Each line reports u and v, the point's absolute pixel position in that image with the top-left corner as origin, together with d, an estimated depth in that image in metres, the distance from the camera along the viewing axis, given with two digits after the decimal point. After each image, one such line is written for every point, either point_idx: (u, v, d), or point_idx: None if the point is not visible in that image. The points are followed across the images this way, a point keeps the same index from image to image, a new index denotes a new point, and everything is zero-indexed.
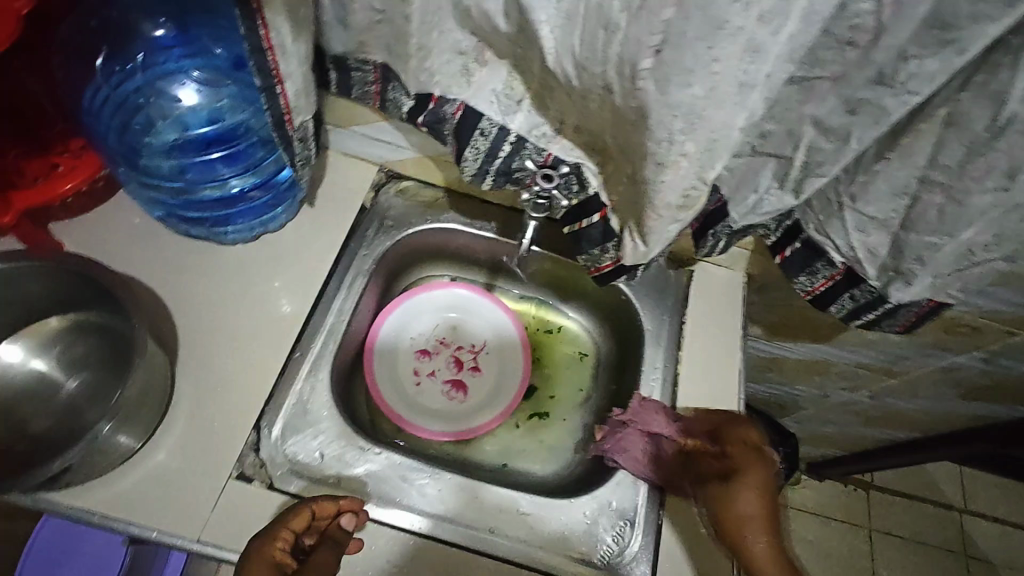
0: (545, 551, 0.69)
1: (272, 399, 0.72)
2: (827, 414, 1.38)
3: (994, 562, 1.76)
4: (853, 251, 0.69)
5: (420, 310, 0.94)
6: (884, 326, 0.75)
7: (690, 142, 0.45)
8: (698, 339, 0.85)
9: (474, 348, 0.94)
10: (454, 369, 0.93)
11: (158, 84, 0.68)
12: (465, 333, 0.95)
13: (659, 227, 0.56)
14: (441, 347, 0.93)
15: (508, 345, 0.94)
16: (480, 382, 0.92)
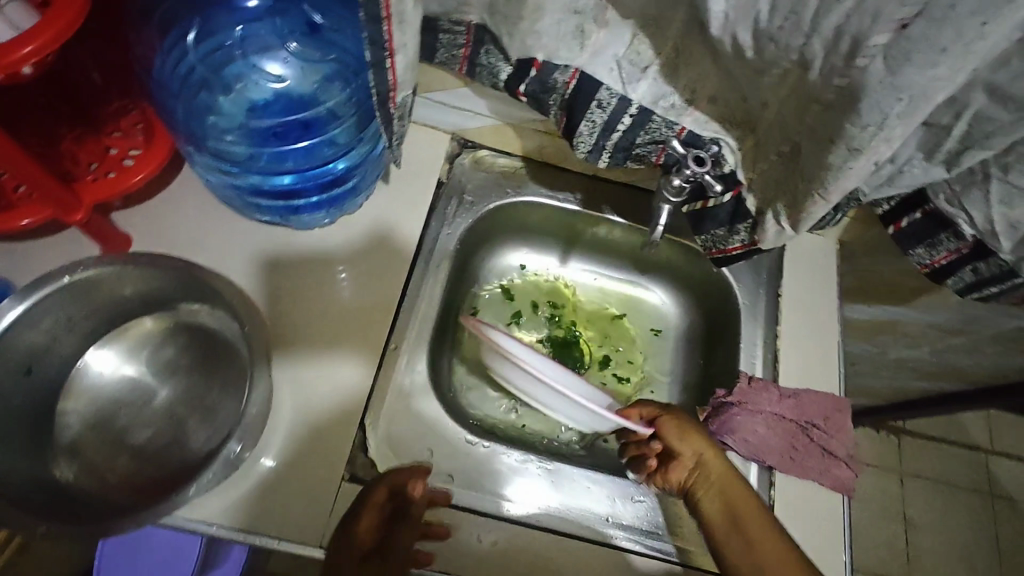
0: (668, 535, 0.68)
1: (374, 394, 0.69)
2: (880, 370, 1.37)
3: (1020, 501, 1.81)
4: (989, 225, 0.64)
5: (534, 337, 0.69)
6: (1004, 298, 0.72)
7: (903, 128, 0.40)
8: (796, 314, 0.82)
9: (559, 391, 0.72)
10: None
11: (251, 58, 0.63)
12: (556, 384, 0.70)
13: (820, 215, 0.51)
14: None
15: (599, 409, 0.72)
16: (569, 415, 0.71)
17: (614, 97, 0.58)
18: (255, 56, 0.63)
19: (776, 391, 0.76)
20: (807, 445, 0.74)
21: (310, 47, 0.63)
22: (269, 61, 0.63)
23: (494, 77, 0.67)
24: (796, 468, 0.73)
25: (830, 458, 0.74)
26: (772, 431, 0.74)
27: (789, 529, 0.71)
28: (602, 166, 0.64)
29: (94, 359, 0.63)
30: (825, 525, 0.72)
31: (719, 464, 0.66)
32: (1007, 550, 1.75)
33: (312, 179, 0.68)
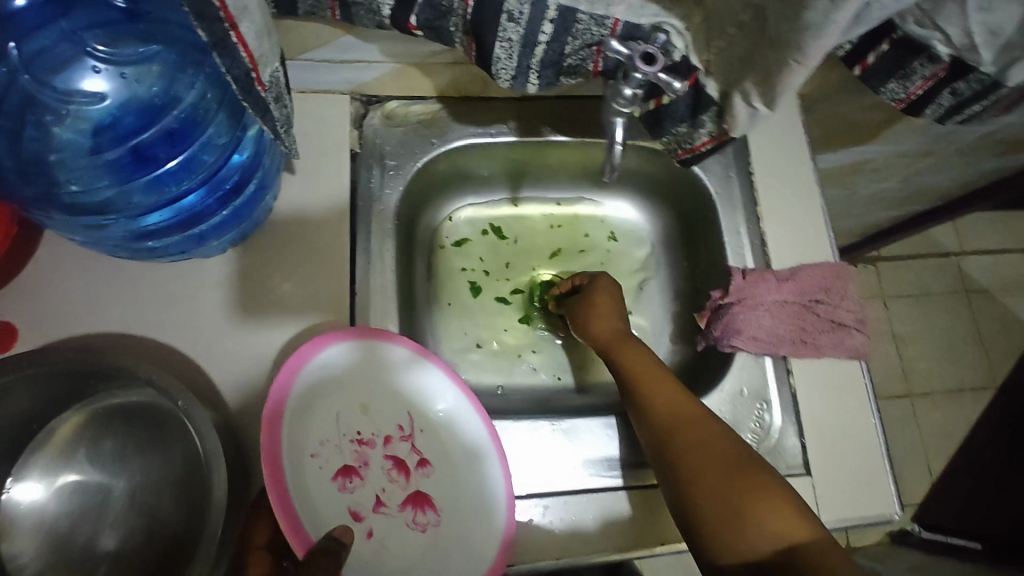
0: None
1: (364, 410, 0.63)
2: (852, 210, 1.35)
3: (992, 291, 1.89)
4: (967, 39, 0.57)
5: (387, 362, 0.63)
6: (985, 114, 0.66)
7: None
8: (774, 188, 0.76)
9: (404, 432, 0.64)
10: (400, 481, 0.62)
11: (57, 77, 0.50)
12: (381, 413, 0.63)
13: (797, 84, 0.44)
14: (360, 454, 0.61)
15: (475, 460, 0.64)
16: (435, 480, 0.63)
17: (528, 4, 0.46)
18: (67, 79, 0.50)
19: (774, 277, 0.71)
20: (817, 323, 0.70)
21: (125, 43, 0.51)
22: (88, 76, 0.51)
23: (376, 14, 0.53)
24: (809, 350, 0.69)
25: (840, 328, 0.70)
26: (779, 319, 0.70)
27: (817, 413, 0.68)
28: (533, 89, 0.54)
29: (19, 491, 0.53)
30: (854, 399, 0.69)
31: (702, 420, 0.60)
32: (989, 338, 1.85)
33: (205, 198, 0.56)
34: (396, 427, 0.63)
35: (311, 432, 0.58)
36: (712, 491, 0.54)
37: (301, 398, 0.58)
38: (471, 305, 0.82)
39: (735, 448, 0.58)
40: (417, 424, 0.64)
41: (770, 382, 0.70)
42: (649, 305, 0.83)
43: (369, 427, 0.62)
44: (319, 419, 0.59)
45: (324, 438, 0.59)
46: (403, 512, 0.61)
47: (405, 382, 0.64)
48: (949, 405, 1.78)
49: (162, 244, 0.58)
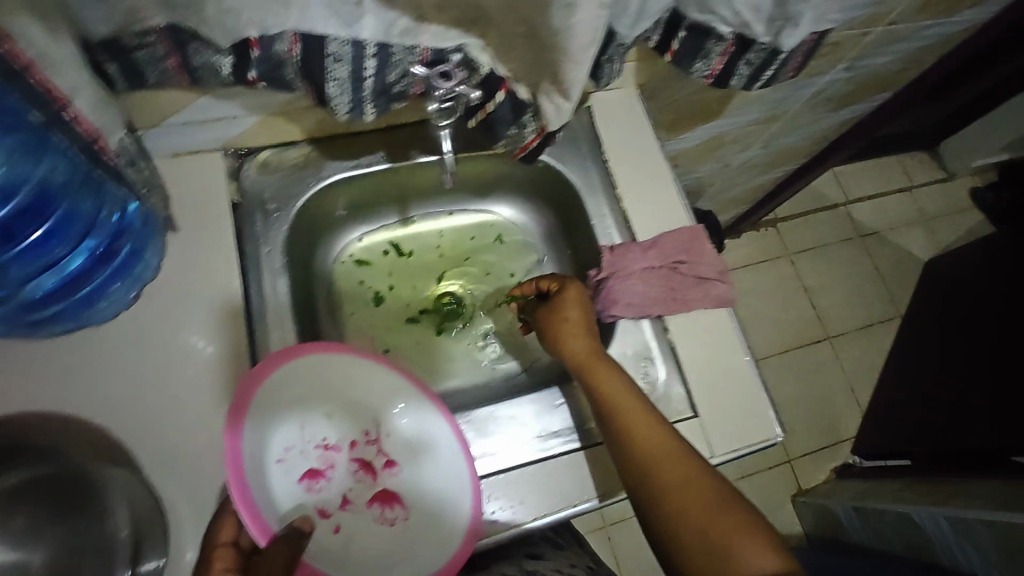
0: None
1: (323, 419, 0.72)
2: (732, 179, 1.48)
3: (882, 231, 2.07)
4: (738, 16, 0.67)
5: (346, 372, 0.72)
6: (779, 76, 0.77)
7: None
8: (628, 171, 0.85)
9: (371, 436, 0.74)
10: (367, 480, 0.72)
11: None
12: (347, 421, 0.73)
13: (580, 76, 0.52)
14: (326, 458, 0.71)
15: (437, 458, 0.72)
16: (399, 478, 0.73)
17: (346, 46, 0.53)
18: None
19: (638, 248, 0.79)
20: (683, 281, 0.79)
21: None
22: None
23: (219, 73, 0.59)
24: (679, 305, 0.78)
25: (703, 282, 0.79)
26: (648, 283, 0.78)
27: (698, 358, 0.76)
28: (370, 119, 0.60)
29: None
30: (728, 340, 0.77)
31: (671, 452, 0.64)
32: (887, 273, 2.02)
33: (81, 265, 0.60)
34: (361, 432, 0.73)
35: (278, 442, 0.67)
36: (691, 532, 0.59)
37: (264, 411, 0.65)
38: (379, 318, 0.89)
39: (706, 479, 0.62)
40: (379, 428, 0.74)
41: (649, 341, 0.78)
42: None
43: (333, 435, 0.72)
44: (286, 430, 0.68)
45: (289, 446, 0.68)
46: (370, 507, 0.70)
47: (366, 391, 0.73)
48: (865, 340, 1.92)
49: (55, 314, 0.62)
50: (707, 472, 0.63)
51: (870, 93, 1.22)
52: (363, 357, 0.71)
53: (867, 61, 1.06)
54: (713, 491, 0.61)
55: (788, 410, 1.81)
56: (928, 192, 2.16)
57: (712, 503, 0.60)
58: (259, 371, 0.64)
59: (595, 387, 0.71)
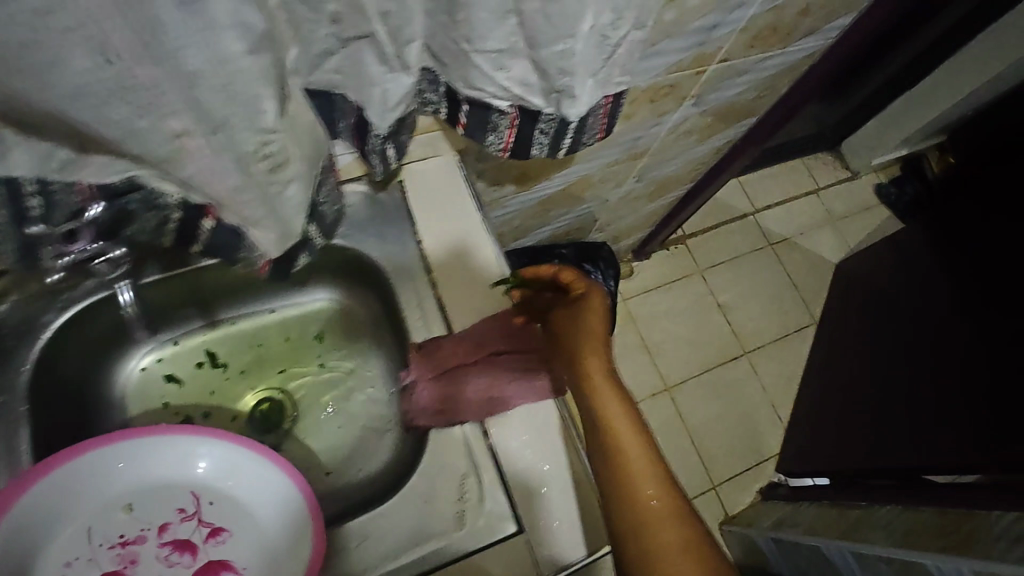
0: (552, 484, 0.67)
1: (123, 510, 0.66)
2: (618, 212, 1.42)
3: (792, 237, 2.06)
4: (508, 91, 0.59)
5: (134, 454, 0.66)
6: (583, 141, 0.69)
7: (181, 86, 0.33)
8: (446, 250, 0.77)
9: (187, 512, 0.68)
10: (185, 561, 0.66)
11: None
12: (154, 504, 0.68)
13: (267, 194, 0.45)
14: (124, 555, 0.65)
15: (268, 513, 0.67)
16: (227, 546, 0.67)
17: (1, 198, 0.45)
18: None
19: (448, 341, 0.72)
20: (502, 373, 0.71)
21: None
22: None
23: None
24: (497, 404, 0.69)
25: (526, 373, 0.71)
26: (460, 382, 0.70)
27: (524, 465, 0.67)
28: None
29: None
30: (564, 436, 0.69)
31: (671, 504, 0.61)
32: (800, 281, 2.00)
33: None
34: (175, 511, 0.68)
35: (56, 556, 0.62)
36: None
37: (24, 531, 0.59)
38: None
39: (712, 548, 0.59)
40: (195, 501, 0.68)
41: (468, 450, 0.67)
42: (371, 385, 0.84)
43: (136, 527, 0.67)
44: (64, 540, 0.63)
45: (73, 558, 0.63)
46: None
47: (166, 467, 0.68)
48: (782, 351, 1.90)
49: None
50: (680, 519, 0.60)
51: (735, 121, 1.17)
52: (164, 429, 0.67)
53: (715, 95, 1.00)
54: (688, 543, 0.58)
55: (711, 433, 1.77)
56: (835, 192, 2.15)
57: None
58: (6, 492, 0.58)
59: (590, 429, 0.66)
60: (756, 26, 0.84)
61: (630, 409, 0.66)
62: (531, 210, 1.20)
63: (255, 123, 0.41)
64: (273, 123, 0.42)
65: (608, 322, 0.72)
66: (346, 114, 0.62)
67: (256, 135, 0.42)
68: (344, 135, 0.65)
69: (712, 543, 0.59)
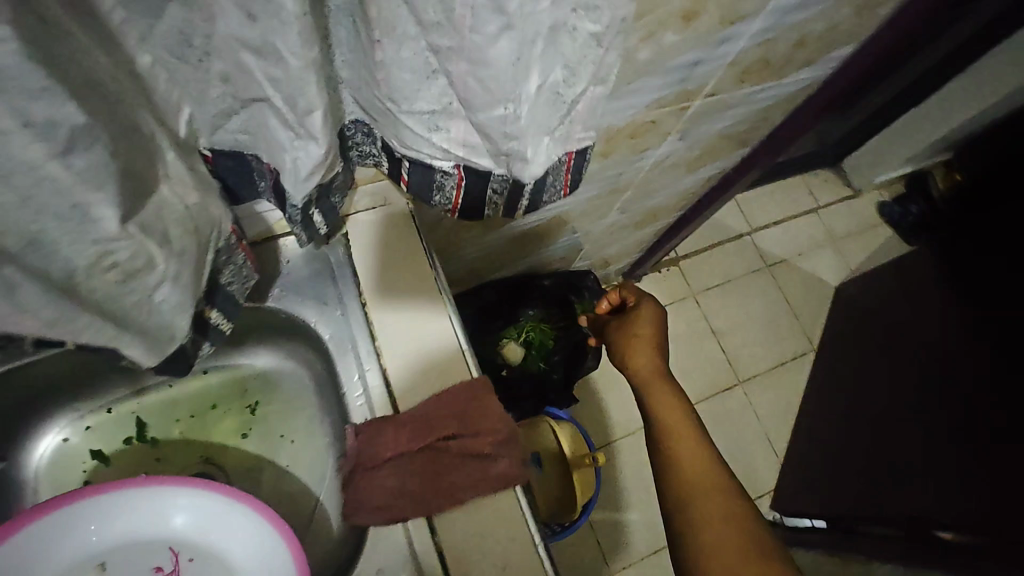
0: None
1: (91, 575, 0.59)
2: (603, 241, 1.34)
3: (790, 258, 1.97)
4: (449, 153, 0.51)
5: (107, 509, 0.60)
6: (544, 199, 0.61)
7: None
8: (393, 314, 0.68)
9: (168, 569, 0.62)
10: None
11: None
12: (132, 561, 0.61)
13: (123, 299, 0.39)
14: None
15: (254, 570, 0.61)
16: None
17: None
18: None
19: (391, 427, 0.63)
20: (451, 461, 0.62)
21: None
22: None
23: None
24: (449, 499, 0.61)
25: (480, 460, 0.62)
26: (406, 475, 0.61)
27: (476, 564, 0.60)
28: None
29: None
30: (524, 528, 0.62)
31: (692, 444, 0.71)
32: (798, 305, 1.92)
33: None
34: (154, 569, 0.61)
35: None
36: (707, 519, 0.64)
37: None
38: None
39: (704, 490, 0.67)
40: (174, 559, 0.62)
41: (414, 550, 0.61)
42: (314, 451, 0.76)
43: None
44: None
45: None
46: None
47: (145, 521, 0.61)
48: (778, 381, 1.81)
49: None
50: (736, 516, 0.64)
51: (727, 150, 1.08)
52: (142, 481, 0.60)
53: (702, 128, 0.91)
54: (735, 525, 0.63)
55: None
56: (836, 211, 2.06)
57: (704, 512, 0.65)
58: None
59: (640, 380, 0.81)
60: (746, 61, 0.75)
61: (696, 428, 0.74)
62: (507, 245, 1.12)
63: (85, 238, 0.34)
64: (114, 234, 0.35)
65: (656, 335, 0.87)
66: (264, 174, 0.53)
67: (92, 249, 0.35)
68: (266, 196, 0.57)
69: (764, 531, 0.63)
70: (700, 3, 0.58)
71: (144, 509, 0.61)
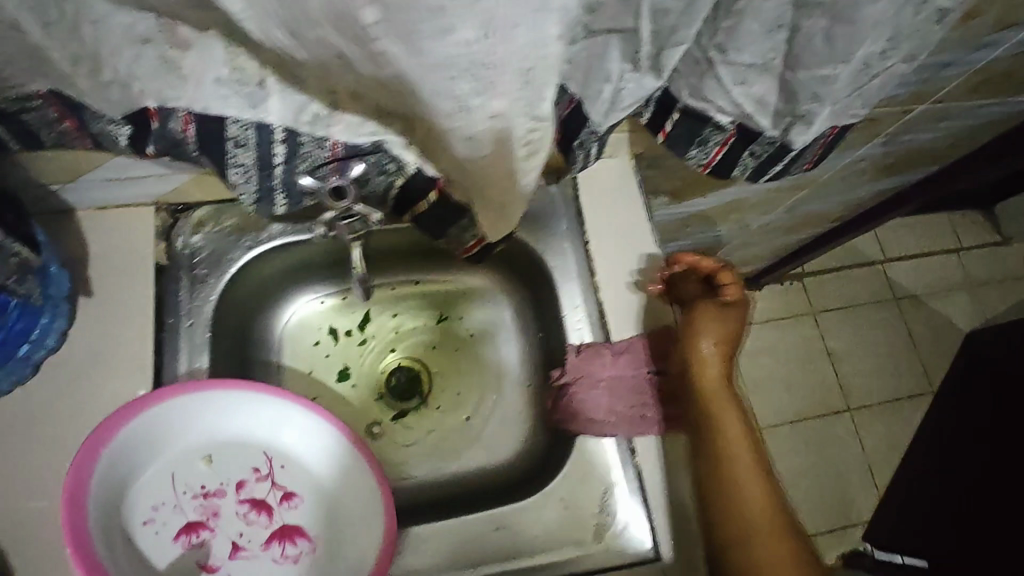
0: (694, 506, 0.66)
1: (206, 458, 0.68)
2: (752, 238, 1.35)
3: (921, 295, 1.90)
4: (739, 107, 0.56)
5: (210, 405, 0.66)
6: (791, 170, 0.66)
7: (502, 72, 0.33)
8: (613, 254, 0.74)
9: (261, 471, 0.69)
10: (262, 520, 0.68)
11: None
12: (232, 458, 0.69)
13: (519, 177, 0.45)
14: (208, 505, 0.67)
15: (345, 478, 0.67)
16: (298, 514, 0.69)
17: (261, 168, 0.51)
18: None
19: (608, 352, 0.69)
20: (656, 393, 0.69)
21: None
22: None
23: (119, 142, 0.53)
24: (651, 426, 0.68)
25: (680, 399, 0.69)
26: (616, 396, 0.68)
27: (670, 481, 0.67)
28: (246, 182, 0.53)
29: None
30: (720, 464, 0.68)
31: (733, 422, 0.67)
32: (922, 342, 1.85)
33: None
34: (252, 469, 0.69)
35: (143, 500, 0.65)
36: (768, 542, 0.62)
37: (112, 472, 0.61)
38: (338, 397, 0.82)
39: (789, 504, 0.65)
40: (269, 463, 0.69)
41: (616, 463, 0.68)
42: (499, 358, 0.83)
43: (214, 479, 0.68)
44: (150, 486, 0.65)
45: (159, 503, 0.65)
46: (268, 549, 0.67)
47: (253, 422, 0.68)
48: (888, 414, 1.77)
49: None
50: (769, 541, 0.62)
51: (915, 165, 1.07)
52: (252, 385, 0.65)
53: (909, 136, 0.92)
54: (770, 534, 0.62)
55: (799, 486, 1.68)
56: (978, 256, 1.96)
57: (754, 507, 0.63)
58: (88, 448, 0.58)
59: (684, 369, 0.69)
60: (990, 71, 0.76)
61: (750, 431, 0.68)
62: (670, 224, 1.16)
63: (530, 111, 0.39)
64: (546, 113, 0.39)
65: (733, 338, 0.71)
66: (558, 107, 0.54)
67: (527, 128, 0.40)
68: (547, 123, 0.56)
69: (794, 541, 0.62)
70: (991, 3, 0.59)
71: (247, 411, 0.67)
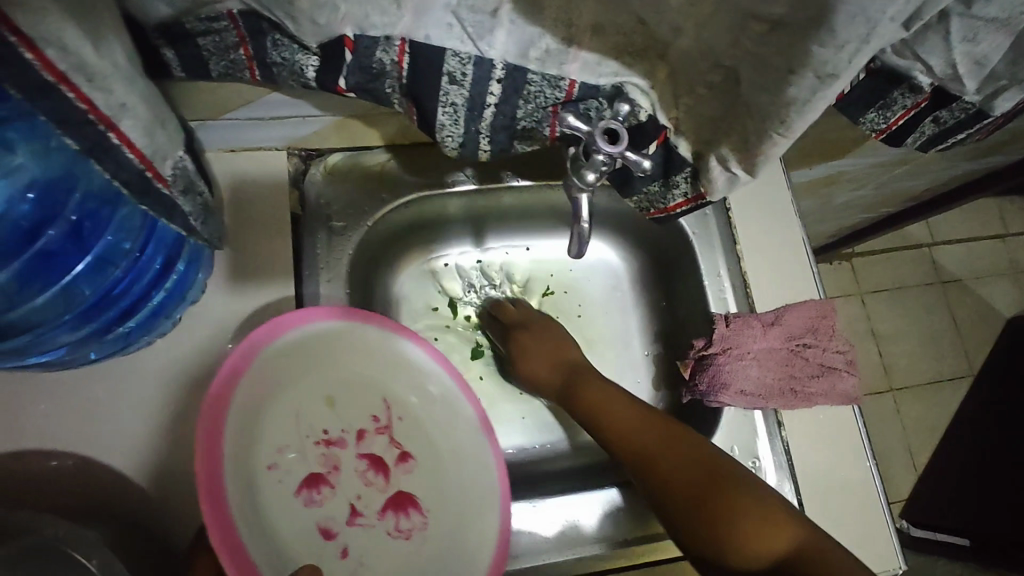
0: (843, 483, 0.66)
1: (330, 405, 0.60)
2: (828, 215, 1.32)
3: (967, 280, 1.89)
4: (950, 69, 0.52)
5: (341, 344, 0.61)
6: (969, 138, 0.63)
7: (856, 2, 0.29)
8: (755, 222, 0.72)
9: (381, 423, 0.62)
10: (378, 481, 0.60)
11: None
12: (354, 404, 0.61)
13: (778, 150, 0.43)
14: (329, 457, 0.58)
15: (474, 449, 0.64)
16: (418, 479, 0.62)
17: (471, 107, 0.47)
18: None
19: (760, 324, 0.68)
20: (806, 366, 0.67)
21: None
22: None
23: (299, 75, 0.48)
24: (803, 399, 0.66)
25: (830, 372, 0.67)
26: (767, 367, 0.67)
27: (819, 458, 0.66)
28: (448, 127, 0.49)
29: None
30: (867, 439, 0.67)
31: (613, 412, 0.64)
32: (966, 327, 1.85)
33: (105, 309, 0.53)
34: (371, 419, 0.61)
35: (266, 442, 0.56)
36: (684, 496, 0.57)
37: (250, 403, 0.55)
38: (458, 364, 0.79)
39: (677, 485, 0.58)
40: (388, 411, 0.62)
41: (762, 435, 0.67)
42: (614, 332, 0.80)
43: (335, 425, 0.60)
44: (273, 428, 0.57)
45: (284, 446, 0.56)
46: (383, 518, 0.59)
47: (379, 368, 0.63)
48: (931, 397, 1.78)
49: (52, 359, 0.53)
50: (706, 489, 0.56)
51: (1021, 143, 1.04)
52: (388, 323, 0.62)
53: None
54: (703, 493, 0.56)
55: None
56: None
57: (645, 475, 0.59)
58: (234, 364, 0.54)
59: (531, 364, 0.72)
60: None
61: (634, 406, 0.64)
62: None
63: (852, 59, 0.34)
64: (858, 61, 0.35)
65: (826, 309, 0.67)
66: None
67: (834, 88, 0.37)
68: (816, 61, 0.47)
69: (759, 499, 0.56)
70: None
71: (377, 354, 0.63)
